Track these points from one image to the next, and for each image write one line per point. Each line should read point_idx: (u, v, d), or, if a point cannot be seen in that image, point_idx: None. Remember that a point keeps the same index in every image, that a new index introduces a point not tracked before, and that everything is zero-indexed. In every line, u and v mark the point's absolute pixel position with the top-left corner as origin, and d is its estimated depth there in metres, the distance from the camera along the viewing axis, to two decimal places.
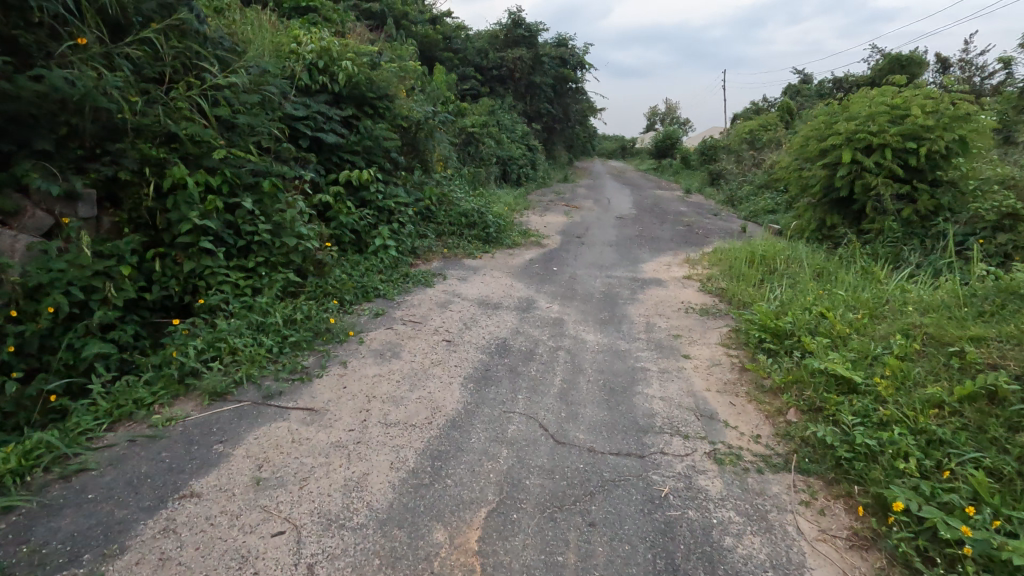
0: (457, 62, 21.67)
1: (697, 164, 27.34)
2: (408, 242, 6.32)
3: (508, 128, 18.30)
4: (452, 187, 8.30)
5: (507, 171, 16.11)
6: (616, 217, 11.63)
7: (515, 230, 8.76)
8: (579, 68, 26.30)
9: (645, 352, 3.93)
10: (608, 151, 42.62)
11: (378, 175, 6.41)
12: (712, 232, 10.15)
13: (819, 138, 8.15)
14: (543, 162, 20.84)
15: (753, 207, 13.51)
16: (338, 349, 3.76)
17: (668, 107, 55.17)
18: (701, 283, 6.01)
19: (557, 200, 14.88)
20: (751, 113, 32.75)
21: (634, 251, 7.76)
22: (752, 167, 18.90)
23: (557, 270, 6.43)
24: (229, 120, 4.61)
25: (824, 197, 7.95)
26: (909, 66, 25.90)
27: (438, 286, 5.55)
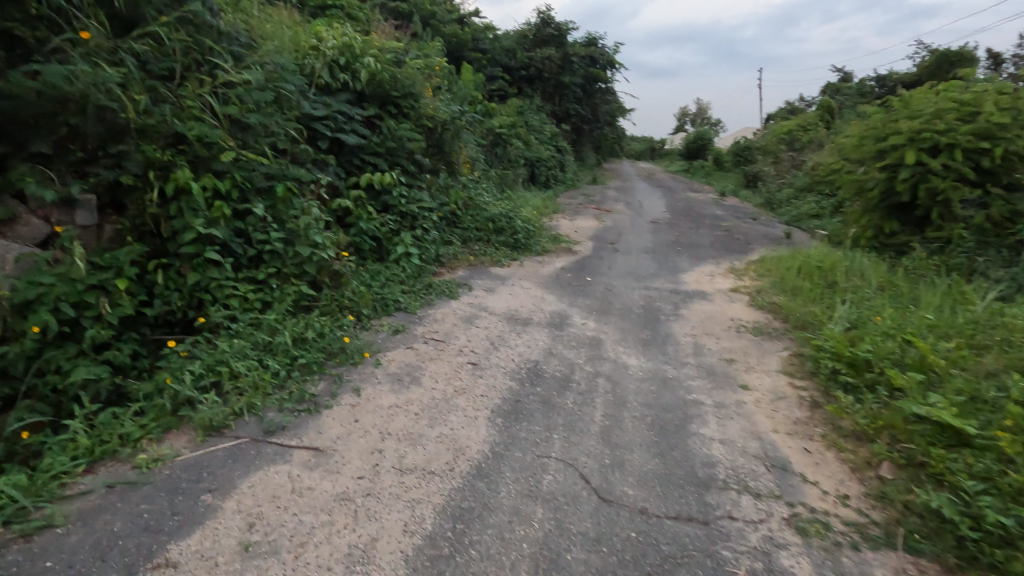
0: (485, 63, 21.36)
1: (731, 166, 26.45)
2: (433, 249, 5.95)
3: (536, 129, 17.90)
4: (479, 191, 7.92)
5: (536, 173, 15.71)
6: (651, 221, 11.09)
7: (545, 236, 8.32)
8: (609, 68, 25.74)
9: (696, 381, 3.45)
10: (637, 152, 41.86)
11: (401, 178, 6.06)
12: (754, 239, 9.55)
13: (877, 138, 7.49)
14: (572, 164, 20.36)
15: (795, 211, 12.79)
16: (352, 373, 3.39)
17: (700, 108, 53.99)
18: (750, 296, 5.48)
19: (587, 203, 14.39)
20: (787, 113, 31.63)
21: (672, 260, 7.26)
22: (791, 169, 18.07)
23: (591, 280, 5.98)
24: (242, 120, 4.30)
25: (882, 202, 7.30)
26: (958, 63, 24.54)
27: (464, 297, 5.17)
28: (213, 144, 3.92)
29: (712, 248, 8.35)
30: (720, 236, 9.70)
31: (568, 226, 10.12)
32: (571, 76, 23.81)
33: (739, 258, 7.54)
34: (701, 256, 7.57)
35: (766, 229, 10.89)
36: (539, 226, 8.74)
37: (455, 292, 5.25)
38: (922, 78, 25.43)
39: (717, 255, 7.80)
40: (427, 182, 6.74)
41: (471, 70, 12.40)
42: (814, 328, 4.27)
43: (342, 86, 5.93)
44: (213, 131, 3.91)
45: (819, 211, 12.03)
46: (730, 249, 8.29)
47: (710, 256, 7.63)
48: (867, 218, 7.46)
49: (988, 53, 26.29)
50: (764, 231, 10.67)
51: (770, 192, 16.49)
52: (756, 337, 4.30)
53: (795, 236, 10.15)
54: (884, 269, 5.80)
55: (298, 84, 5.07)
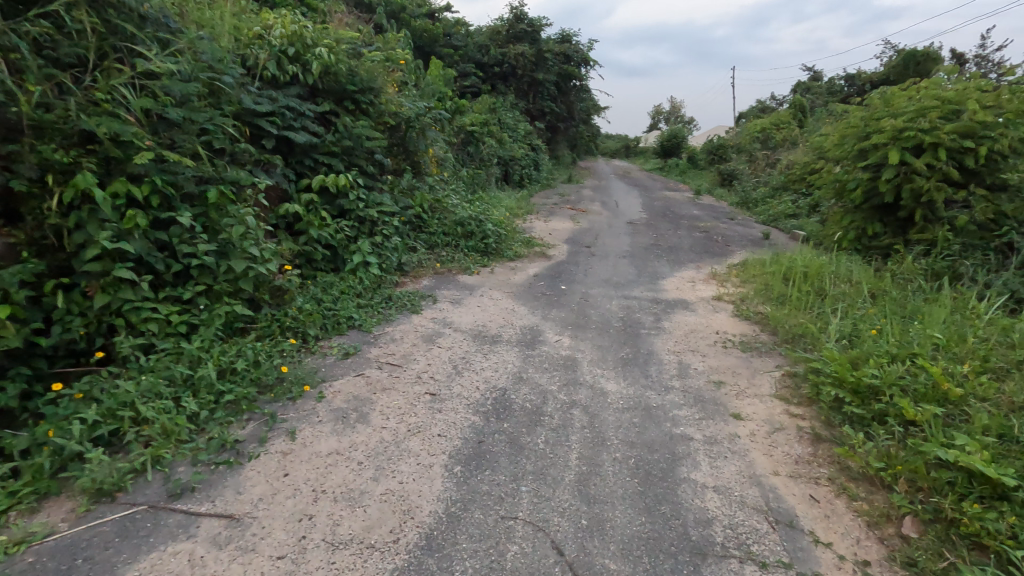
0: (457, 59, 20.84)
1: (705, 165, 26.42)
2: (395, 257, 5.49)
3: (510, 126, 17.47)
4: (447, 192, 7.46)
5: (510, 172, 15.29)
6: (628, 222, 10.77)
7: (518, 239, 7.91)
8: (583, 65, 25.44)
9: (682, 411, 3.08)
10: (612, 150, 41.77)
11: (359, 180, 5.57)
12: (733, 240, 9.30)
13: (858, 136, 7.26)
14: (547, 163, 20.00)
15: (772, 211, 12.63)
16: (288, 410, 2.92)
17: (673, 106, 54.24)
18: (734, 306, 5.15)
19: (562, 203, 14.03)
20: (759, 111, 31.82)
21: (651, 264, 6.92)
22: (766, 168, 18.00)
23: (566, 289, 5.59)
24: (166, 115, 3.76)
25: (864, 203, 7.07)
26: (924, 63, 24.82)
27: (427, 311, 4.72)
28: (129, 144, 3.40)
29: (691, 251, 8.05)
30: (700, 238, 9.41)
31: (542, 228, 9.72)
32: (545, 73, 23.44)
33: (720, 262, 7.25)
34: (680, 260, 7.25)
35: (744, 230, 10.66)
36: (512, 229, 8.32)
37: (418, 305, 4.80)
38: (890, 77, 25.74)
39: (697, 258, 7.50)
40: (389, 183, 6.26)
41: (440, 65, 11.90)
42: (806, 343, 3.95)
43: (292, 79, 5.41)
44: (129, 128, 3.38)
45: (796, 211, 11.87)
46: (710, 252, 7.99)
47: (690, 260, 7.31)
48: (849, 219, 7.23)
49: (953, 53, 26.74)
50: (742, 232, 10.44)
51: (746, 191, 16.37)
52: (745, 354, 3.95)
53: (774, 237, 9.93)
54: (871, 274, 5.55)
55: (239, 77, 4.55)
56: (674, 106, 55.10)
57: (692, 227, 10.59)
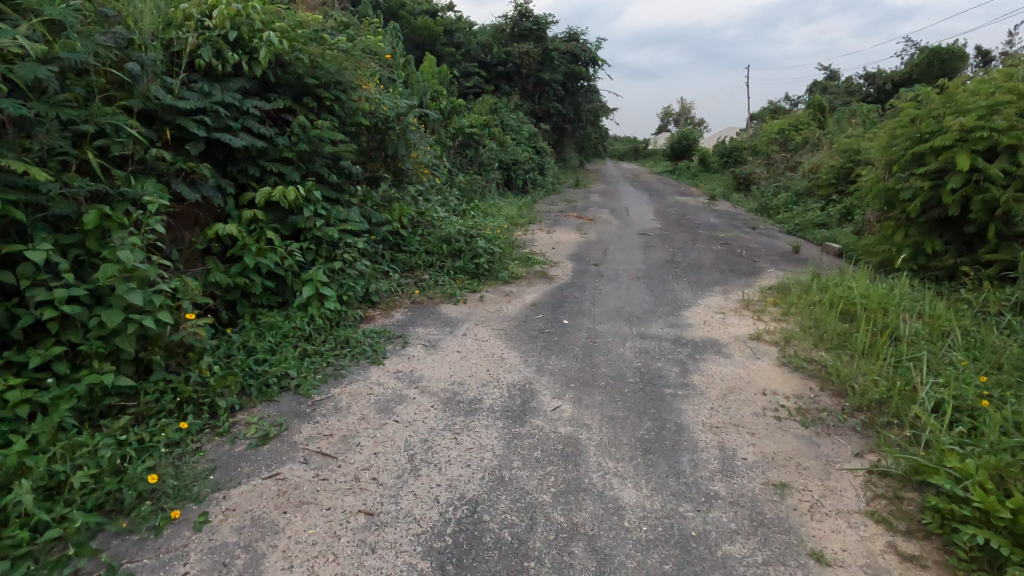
0: (459, 58, 19.94)
1: (719, 168, 25.32)
2: (361, 287, 4.52)
3: (513, 128, 16.52)
4: (434, 204, 6.49)
5: (512, 177, 14.34)
6: (640, 234, 9.74)
7: (515, 258, 6.91)
8: (591, 65, 24.47)
9: (735, 546, 2.09)
10: (620, 152, 40.82)
11: (318, 193, 4.60)
12: (760, 255, 8.24)
13: (913, 137, 6.22)
14: (553, 166, 19.04)
15: (796, 219, 11.59)
16: (146, 552, 1.96)
17: (682, 107, 53.19)
18: (779, 350, 4.13)
19: (568, 210, 13.03)
20: (773, 112, 30.73)
21: (671, 288, 5.91)
22: (785, 172, 16.92)
23: (570, 325, 4.60)
24: (26, 114, 2.79)
25: (921, 216, 6.03)
26: (948, 61, 23.62)
27: (393, 359, 3.75)
28: None
29: (715, 269, 7.03)
30: (722, 252, 8.37)
31: (545, 241, 8.73)
32: (551, 73, 22.48)
33: (750, 284, 6.23)
34: (704, 282, 6.24)
35: (770, 242, 9.60)
36: (508, 244, 7.34)
37: (382, 352, 3.82)
38: (913, 76, 24.51)
39: (724, 279, 6.48)
40: (361, 195, 5.29)
41: (436, 61, 10.96)
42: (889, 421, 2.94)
43: (237, 70, 4.47)
44: None
45: (825, 220, 10.79)
46: (738, 271, 6.97)
47: (715, 282, 6.28)
48: (902, 235, 6.19)
49: (979, 51, 25.49)
50: (768, 245, 9.36)
51: (765, 197, 15.32)
52: (807, 432, 2.93)
53: (805, 251, 8.86)
54: (945, 307, 4.51)
55: (155, 65, 3.61)
56: (685, 107, 53.93)
57: (712, 239, 9.53)
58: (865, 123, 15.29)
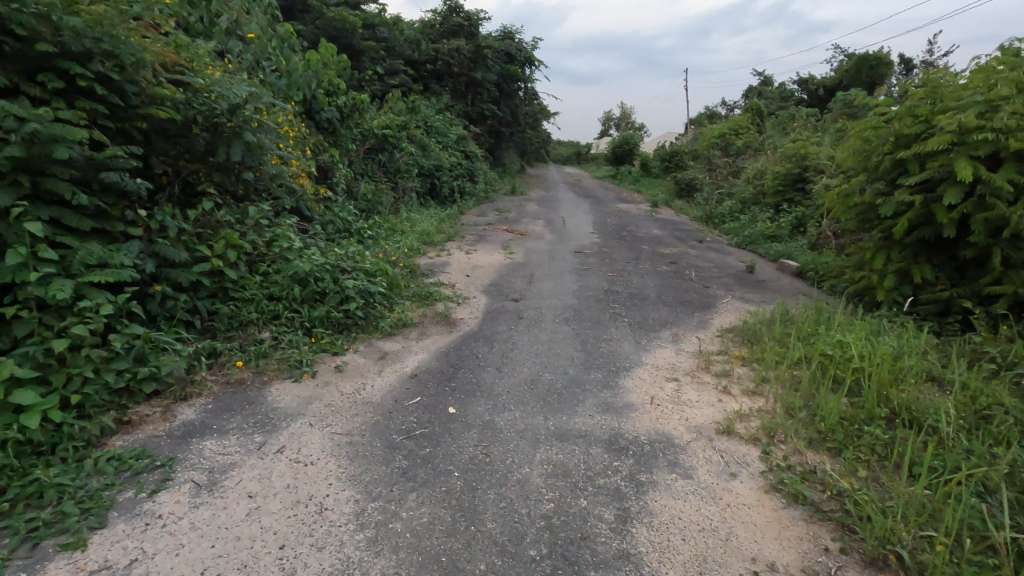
0: (382, 54, 18.21)
1: (661, 173, 24.61)
2: (119, 376, 2.84)
3: (440, 130, 14.97)
4: (294, 228, 4.82)
5: (436, 185, 12.79)
6: (576, 252, 8.38)
7: (411, 297, 5.32)
8: (528, 65, 23.20)
9: None
10: (562, 157, 40.01)
11: (47, 226, 2.90)
12: (714, 280, 7.03)
13: (892, 140, 5.09)
14: (487, 173, 17.62)
15: (746, 231, 10.59)
16: None
17: (623, 112, 53.16)
18: (760, 457, 2.77)
19: (497, 223, 11.58)
20: (710, 117, 30.52)
21: (608, 337, 4.51)
22: (728, 179, 16.11)
23: (456, 418, 3.07)
24: None
25: (906, 236, 4.89)
26: (876, 67, 23.77)
27: (114, 529, 2.10)
28: None
29: (663, 301, 5.72)
30: (669, 275, 7.12)
31: (460, 265, 7.21)
32: (485, 72, 21.04)
33: (706, 326, 4.95)
34: (649, 324, 4.89)
35: (723, 261, 8.42)
36: (404, 276, 5.76)
37: (101, 513, 2.16)
38: (845, 82, 24.57)
39: (674, 318, 5.17)
40: (155, 222, 3.60)
41: (335, 49, 9.24)
42: None
43: None
44: None
45: (777, 233, 9.78)
46: (689, 305, 5.67)
47: (663, 324, 4.94)
48: (883, 260, 5.04)
49: (902, 58, 25.93)
50: (719, 264, 8.20)
51: (709, 205, 14.42)
52: None
53: (760, 272, 7.74)
54: (969, 370, 3.30)
55: None
56: (626, 112, 53.86)
57: (658, 258, 8.29)
58: (809, 128, 14.61)
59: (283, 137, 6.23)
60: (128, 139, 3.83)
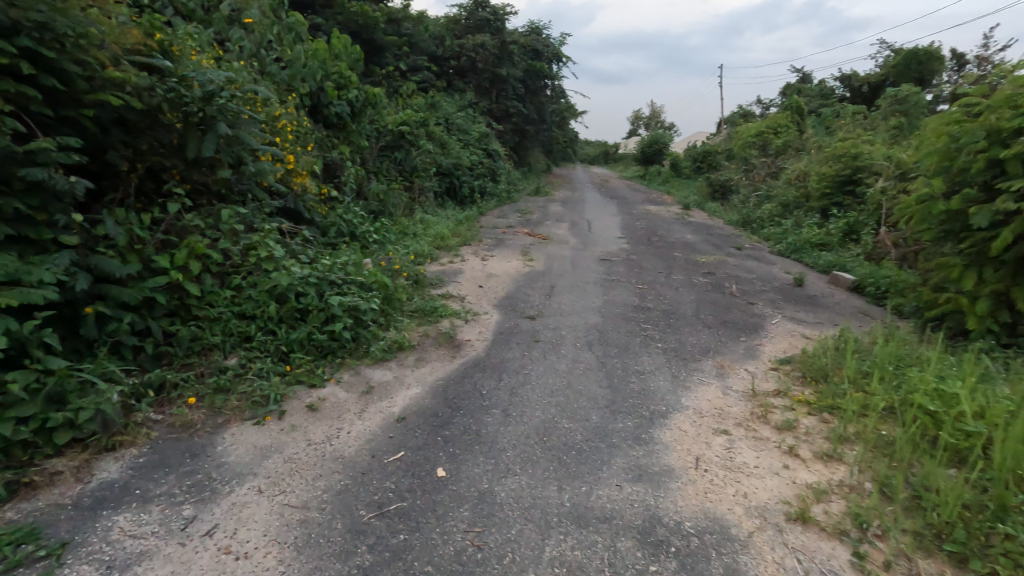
0: (404, 50, 17.67)
1: (692, 173, 23.59)
2: (21, 426, 2.26)
3: (462, 127, 14.38)
4: (280, 234, 4.23)
5: (455, 185, 12.19)
6: (602, 260, 7.64)
7: (412, 314, 4.68)
8: (555, 61, 22.45)
9: None
10: (589, 157, 39.15)
11: None
12: (758, 295, 6.22)
13: (988, 136, 4.24)
14: (510, 172, 16.97)
15: (789, 237, 9.70)
16: None
17: (652, 111, 51.99)
18: (850, 563, 2.03)
19: (519, 226, 10.92)
20: (744, 116, 29.30)
21: (639, 369, 3.79)
22: (766, 180, 15.12)
23: (445, 486, 2.40)
24: None
25: (1006, 253, 4.05)
26: (926, 63, 22.29)
27: None
28: None
29: (702, 322, 4.96)
30: (707, 290, 6.33)
31: (473, 274, 6.56)
32: (510, 69, 20.35)
33: (756, 357, 4.19)
34: (687, 352, 4.15)
35: (766, 272, 7.58)
36: (408, 289, 5.13)
37: None
38: (891, 79, 23.17)
39: (716, 344, 4.41)
40: (100, 228, 3.03)
41: (348, 40, 8.69)
42: None
43: None
44: None
45: (826, 240, 8.88)
46: (733, 327, 4.89)
47: (704, 352, 4.19)
48: (974, 280, 4.21)
49: (954, 54, 24.35)
50: (762, 275, 7.37)
51: (746, 209, 13.49)
52: None
53: (809, 286, 6.89)
54: None
55: None
56: (656, 111, 52.64)
57: (693, 268, 7.49)
58: (857, 126, 13.55)
59: (280, 132, 5.66)
60: (78, 130, 3.28)
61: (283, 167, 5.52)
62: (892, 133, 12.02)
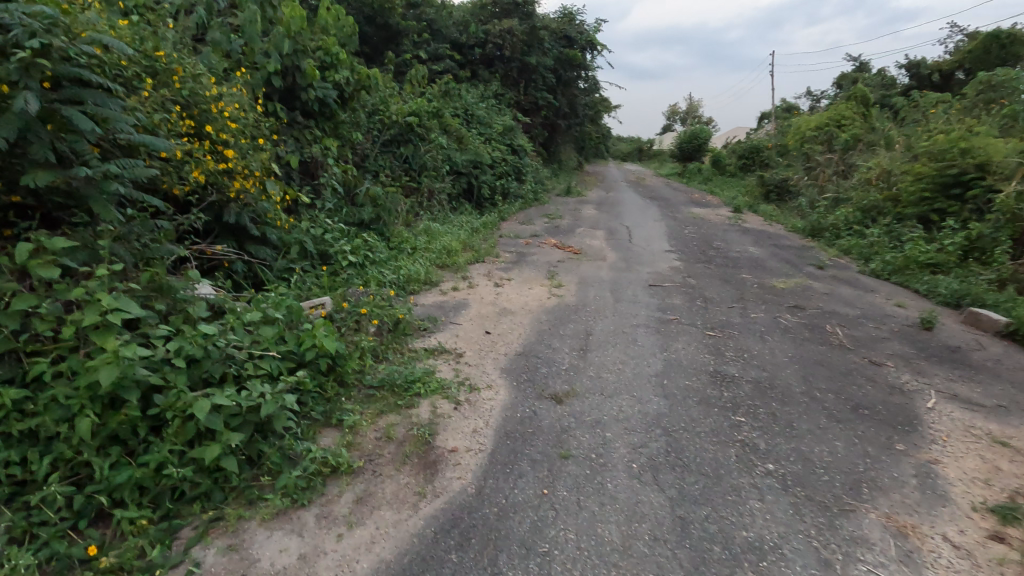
0: (424, 37, 16.22)
1: (737, 171, 21.45)
2: None
3: (484, 119, 12.78)
4: (155, 276, 2.67)
5: (473, 185, 10.61)
6: (650, 286, 5.92)
7: (374, 394, 3.07)
8: (589, 50, 20.58)
9: None
10: (623, 153, 37.16)
11: None
12: (879, 348, 4.41)
13: None
14: (539, 170, 15.34)
15: (883, 256, 7.78)
16: None
17: (689, 105, 49.54)
18: None
19: (546, 235, 9.26)
20: (793, 109, 26.85)
21: (752, 541, 2.09)
22: (834, 181, 13.06)
23: None
24: None
25: None
26: (1010, 46, 19.52)
27: None
28: None
29: (820, 408, 3.22)
30: (804, 338, 4.53)
31: (482, 310, 4.90)
32: (540, 57, 18.61)
33: (943, 500, 2.43)
34: (823, 490, 2.42)
35: (872, 306, 5.72)
36: (375, 346, 3.53)
37: None
38: (966, 66, 20.49)
39: (863, 464, 2.67)
40: None
41: (340, 10, 7.12)
42: None
43: None
44: None
45: (939, 260, 6.92)
46: (873, 420, 3.12)
47: (851, 489, 2.46)
48: None
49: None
50: (869, 311, 5.51)
51: (812, 214, 11.52)
52: None
53: (942, 331, 5.01)
54: None
55: None
56: (692, 104, 50.14)
57: (774, 300, 5.68)
58: (949, 117, 11.36)
59: (214, 117, 4.07)
60: None
61: (214, 167, 3.95)
62: (1003, 124, 9.86)
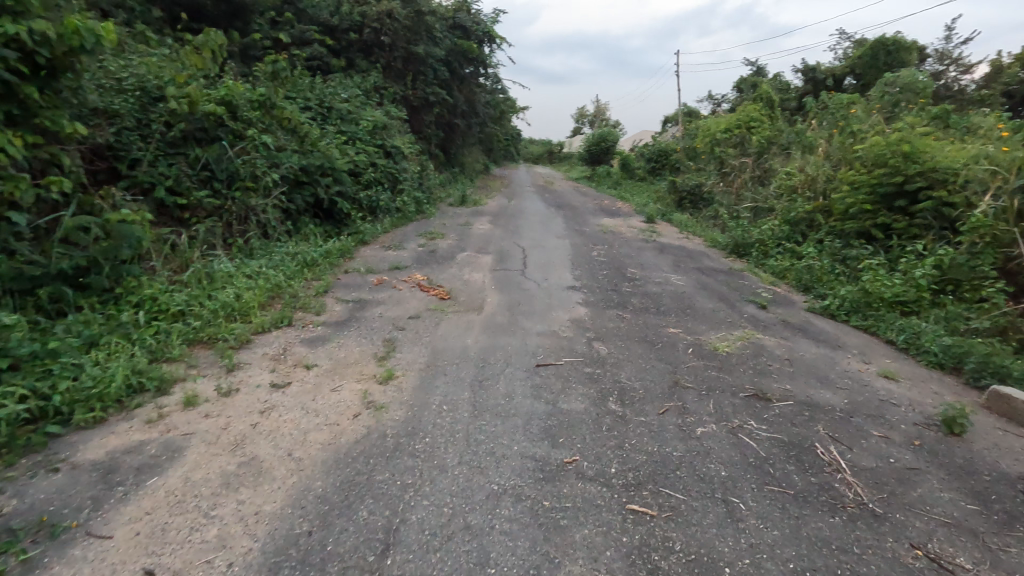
0: (282, 16, 13.34)
1: (646, 175, 20.24)
2: None
3: (346, 114, 10.20)
4: None
5: (321, 198, 8.06)
6: (536, 368, 3.76)
7: None
8: (485, 42, 18.41)
9: None
10: (532, 155, 35.74)
11: None
12: (919, 506, 2.50)
13: None
14: (426, 175, 12.98)
15: (834, 289, 6.20)
16: None
17: (595, 108, 49.33)
18: None
19: (413, 265, 6.94)
20: (696, 113, 26.32)
21: None
22: (752, 188, 11.77)
23: None
24: None
25: None
26: (896, 51, 19.49)
27: None
28: None
29: None
30: (792, 493, 2.54)
31: (202, 469, 2.48)
32: (429, 46, 16.22)
33: None
34: None
35: (854, 385, 3.91)
36: None
37: None
38: (856, 71, 20.36)
39: None
40: None
41: None
42: None
43: None
44: None
45: (910, 296, 5.36)
46: None
47: None
48: None
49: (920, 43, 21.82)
50: (857, 398, 3.67)
51: (733, 226, 10.06)
52: None
53: (977, 436, 3.24)
54: None
55: None
56: (598, 107, 49.92)
57: (722, 383, 3.71)
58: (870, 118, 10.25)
59: None
60: None
61: None
62: (933, 126, 8.72)
